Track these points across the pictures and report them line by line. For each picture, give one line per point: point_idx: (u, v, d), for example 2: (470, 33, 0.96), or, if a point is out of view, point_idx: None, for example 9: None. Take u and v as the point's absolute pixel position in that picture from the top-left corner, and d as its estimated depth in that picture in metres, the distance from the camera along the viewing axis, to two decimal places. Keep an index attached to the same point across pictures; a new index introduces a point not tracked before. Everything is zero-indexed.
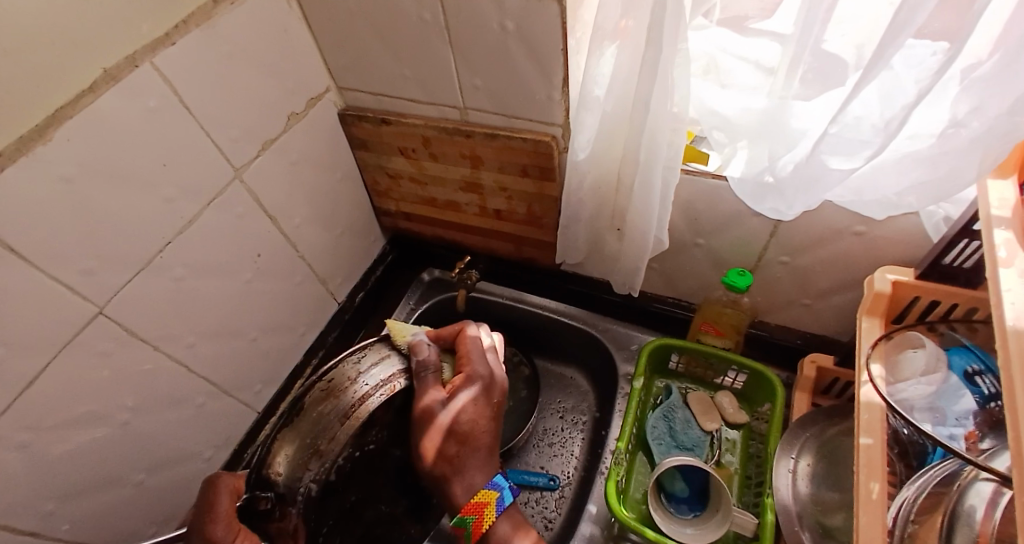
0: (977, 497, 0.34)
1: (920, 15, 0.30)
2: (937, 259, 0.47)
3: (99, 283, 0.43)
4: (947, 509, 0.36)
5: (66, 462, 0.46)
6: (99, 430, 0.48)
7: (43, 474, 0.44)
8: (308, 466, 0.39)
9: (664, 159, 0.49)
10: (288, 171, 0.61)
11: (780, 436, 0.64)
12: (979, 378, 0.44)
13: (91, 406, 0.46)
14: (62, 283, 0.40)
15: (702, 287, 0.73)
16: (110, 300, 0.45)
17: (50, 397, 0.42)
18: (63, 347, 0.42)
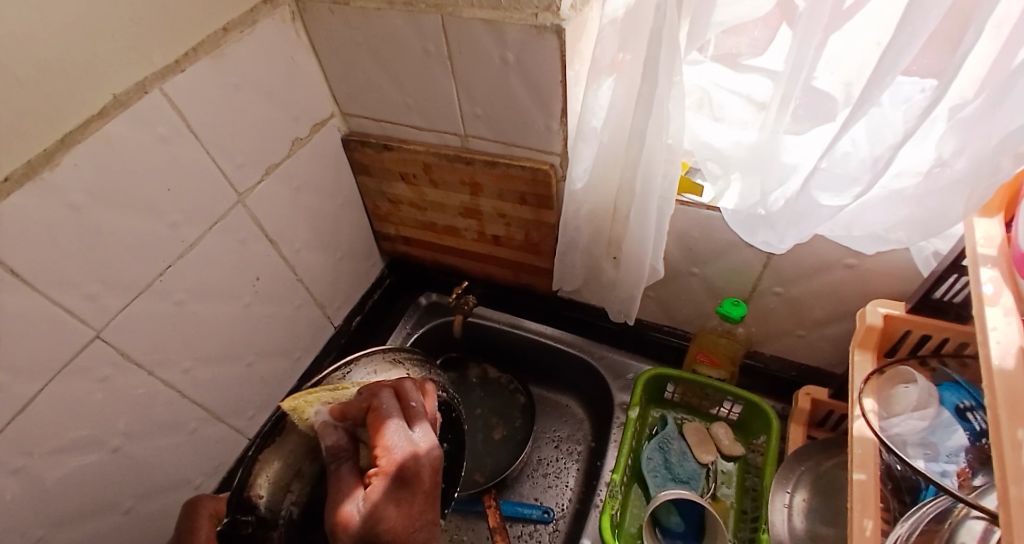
0: (970, 535, 0.35)
1: (903, 58, 0.32)
2: (928, 293, 0.48)
3: (100, 307, 0.43)
4: None
5: (57, 491, 0.45)
6: (91, 456, 0.47)
7: (33, 503, 0.43)
8: (291, 487, 0.42)
9: (659, 190, 0.50)
10: (290, 194, 0.61)
11: (774, 469, 0.63)
12: (971, 414, 0.44)
13: (85, 432, 0.45)
14: (62, 306, 0.40)
15: (698, 317, 0.73)
16: (108, 323, 0.45)
17: (44, 421, 0.42)
18: (60, 372, 0.42)
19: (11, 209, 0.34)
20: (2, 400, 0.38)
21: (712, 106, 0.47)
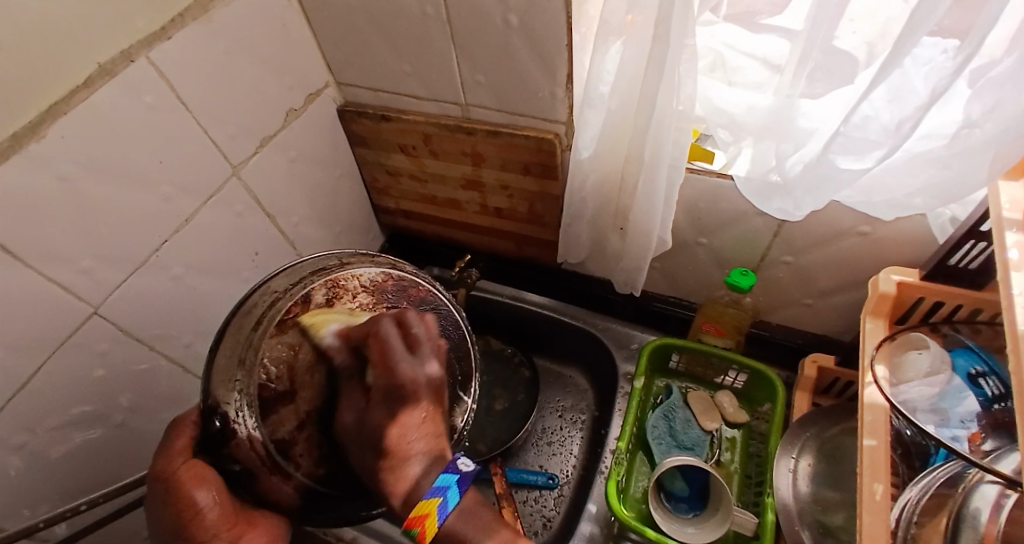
0: (983, 500, 0.35)
1: (932, 18, 0.30)
2: (943, 260, 0.47)
3: (97, 283, 0.42)
4: (953, 510, 0.36)
5: (63, 466, 0.44)
6: (96, 431, 0.46)
7: (42, 477, 0.42)
8: (237, 377, 0.33)
9: (668, 159, 0.49)
10: (286, 166, 0.59)
11: (780, 436, 0.64)
12: (982, 380, 0.44)
13: (88, 407, 0.45)
14: (59, 283, 0.39)
15: (704, 288, 0.73)
16: (105, 299, 0.43)
17: (47, 395, 0.40)
18: (59, 347, 0.40)
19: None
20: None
21: (726, 69, 0.45)
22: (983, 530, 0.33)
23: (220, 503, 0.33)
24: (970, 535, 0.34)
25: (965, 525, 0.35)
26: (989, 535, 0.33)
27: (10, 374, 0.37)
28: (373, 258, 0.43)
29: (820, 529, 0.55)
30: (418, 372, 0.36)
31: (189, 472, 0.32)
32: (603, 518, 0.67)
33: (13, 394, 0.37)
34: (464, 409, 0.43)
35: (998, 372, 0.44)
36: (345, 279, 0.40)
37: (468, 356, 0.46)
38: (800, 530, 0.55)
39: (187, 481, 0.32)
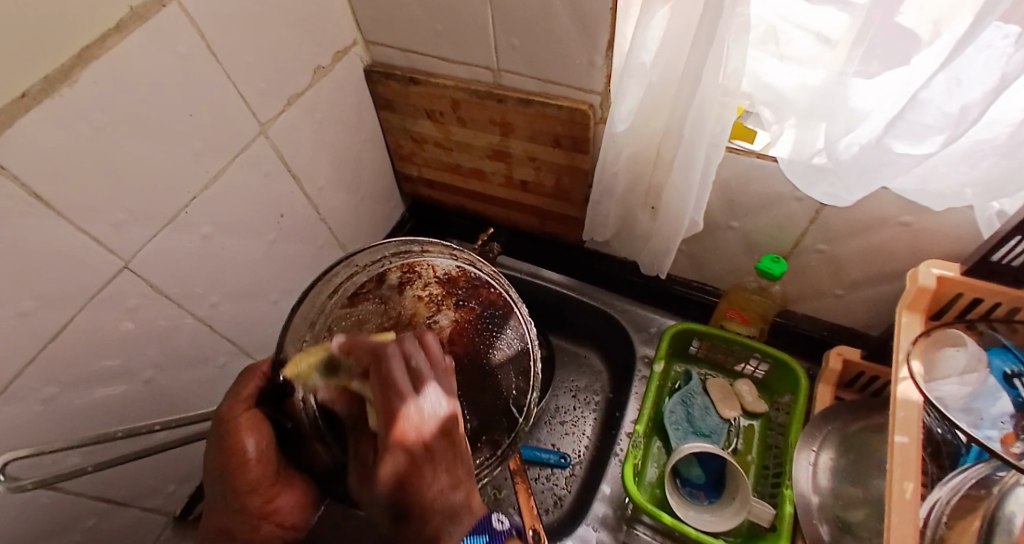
0: (1019, 503, 0.34)
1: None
2: (987, 255, 0.44)
3: (128, 236, 0.42)
4: (987, 514, 0.36)
5: (93, 415, 0.45)
6: (121, 385, 0.46)
7: (70, 426, 0.43)
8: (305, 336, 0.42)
9: (709, 137, 0.47)
10: (311, 127, 0.58)
11: (801, 427, 0.63)
12: (1017, 381, 0.43)
13: (116, 360, 0.45)
14: (90, 235, 0.38)
15: (731, 273, 0.71)
16: (136, 253, 0.43)
17: (78, 348, 0.41)
18: (87, 302, 0.40)
19: (32, 132, 0.32)
20: (29, 327, 0.36)
21: (777, 43, 0.42)
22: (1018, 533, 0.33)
23: (265, 452, 0.37)
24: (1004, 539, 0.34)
25: (998, 528, 0.34)
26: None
27: (40, 325, 0.37)
28: (453, 252, 0.49)
29: (839, 525, 0.55)
30: (418, 417, 0.31)
31: (247, 420, 0.36)
32: (616, 500, 0.68)
33: (45, 344, 0.38)
34: (520, 427, 0.44)
35: None
36: (420, 267, 0.48)
37: (530, 374, 0.45)
38: (818, 524, 0.56)
39: (239, 431, 0.36)
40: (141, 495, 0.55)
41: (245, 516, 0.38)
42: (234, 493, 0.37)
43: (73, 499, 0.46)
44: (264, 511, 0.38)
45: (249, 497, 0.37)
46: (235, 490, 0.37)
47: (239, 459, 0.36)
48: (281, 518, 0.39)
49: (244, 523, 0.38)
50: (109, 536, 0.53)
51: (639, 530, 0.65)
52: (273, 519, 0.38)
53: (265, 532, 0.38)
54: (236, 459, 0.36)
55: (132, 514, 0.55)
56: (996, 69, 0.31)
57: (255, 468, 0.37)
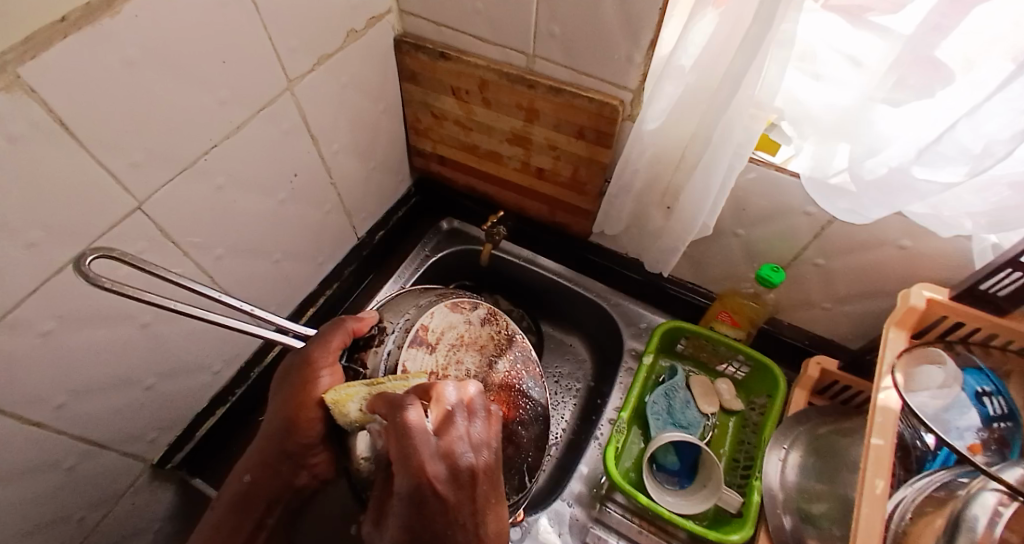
0: (981, 507, 0.36)
1: None
2: (973, 283, 0.48)
3: (145, 177, 0.41)
4: (953, 513, 0.37)
5: (89, 353, 0.45)
6: (121, 328, 0.47)
7: (67, 362, 0.43)
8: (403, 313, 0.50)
9: (734, 146, 0.48)
10: (336, 90, 0.57)
11: (775, 427, 0.67)
12: (987, 399, 0.47)
13: (115, 302, 0.45)
14: (109, 171, 0.38)
15: (728, 278, 0.74)
16: (151, 196, 0.43)
17: (81, 284, 0.40)
18: (99, 238, 0.40)
19: (65, 60, 0.31)
20: (40, 258, 0.36)
21: (815, 63, 0.44)
22: (979, 535, 0.35)
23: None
24: (964, 540, 0.35)
25: (962, 527, 0.36)
26: (984, 542, 0.34)
27: (42, 257, 0.36)
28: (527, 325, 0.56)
29: (801, 515, 0.59)
30: (419, 423, 0.34)
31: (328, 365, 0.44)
32: (592, 479, 0.70)
33: (48, 276, 0.37)
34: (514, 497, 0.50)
35: (1003, 392, 0.47)
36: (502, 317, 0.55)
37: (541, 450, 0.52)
38: (782, 515, 0.60)
39: (315, 364, 0.44)
40: (125, 440, 0.56)
41: (292, 459, 0.45)
42: (289, 434, 0.44)
43: (58, 437, 0.47)
44: (308, 462, 0.46)
45: (300, 440, 0.44)
46: (289, 427, 0.44)
47: (308, 395, 0.43)
48: (317, 470, 0.47)
49: (291, 467, 0.46)
50: (92, 475, 0.54)
51: (610, 508, 0.68)
52: (311, 469, 0.47)
53: (302, 485, 0.47)
54: (308, 396, 0.43)
55: (113, 457, 0.56)
56: (1018, 116, 0.34)
57: (313, 407, 0.44)
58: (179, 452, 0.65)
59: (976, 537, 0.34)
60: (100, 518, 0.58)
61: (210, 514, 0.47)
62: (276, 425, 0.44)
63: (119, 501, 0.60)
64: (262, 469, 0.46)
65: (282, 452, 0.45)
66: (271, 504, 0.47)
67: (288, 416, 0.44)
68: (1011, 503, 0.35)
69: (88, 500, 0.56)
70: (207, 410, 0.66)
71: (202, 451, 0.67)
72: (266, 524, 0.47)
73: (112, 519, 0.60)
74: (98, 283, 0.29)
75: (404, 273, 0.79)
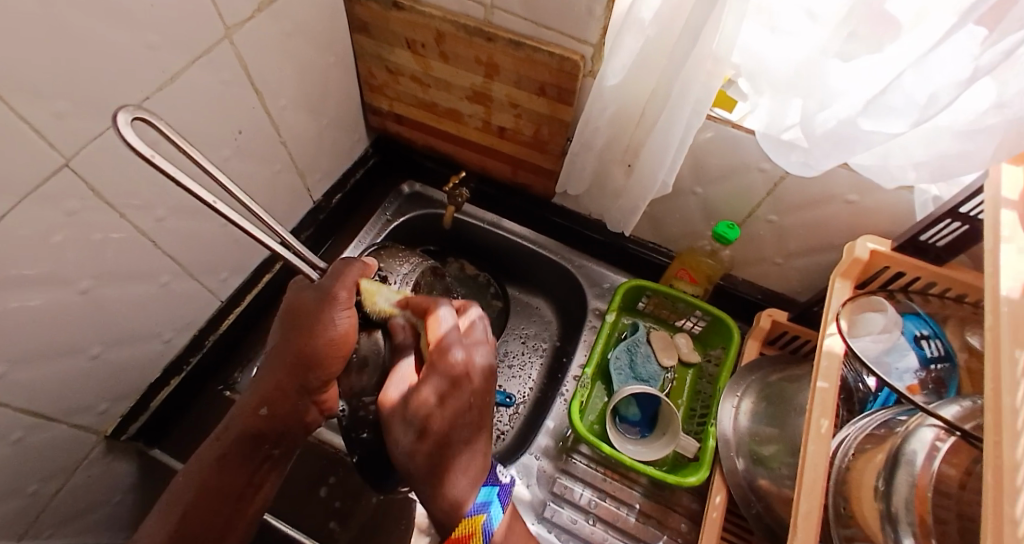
0: (920, 442, 0.38)
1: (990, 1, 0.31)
2: (916, 235, 0.51)
3: (70, 130, 0.38)
4: (893, 448, 0.40)
5: (28, 321, 0.43)
6: (57, 295, 0.44)
7: (1, 333, 0.41)
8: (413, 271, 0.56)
9: (694, 102, 0.48)
10: (281, 40, 0.54)
11: (729, 376, 0.71)
12: (925, 342, 0.50)
13: (50, 266, 0.42)
14: (31, 125, 0.35)
15: (687, 236, 0.75)
16: (77, 152, 0.40)
17: (6, 249, 0.38)
18: (27, 197, 0.37)
19: None
20: None
21: (771, 16, 0.43)
22: (917, 471, 0.37)
23: (350, 334, 0.45)
24: (904, 473, 0.38)
25: (901, 462, 0.38)
26: (922, 478, 0.37)
27: None
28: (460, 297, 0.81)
29: (752, 457, 0.61)
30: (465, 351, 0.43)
31: (346, 299, 0.44)
32: (558, 433, 0.73)
33: None
34: None
35: (939, 335, 0.50)
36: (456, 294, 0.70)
37: None
38: (734, 458, 0.63)
39: (336, 304, 0.44)
40: (74, 412, 0.54)
41: (306, 395, 0.46)
42: (310, 371, 0.45)
43: (2, 411, 0.45)
44: (319, 400, 0.48)
45: (319, 374, 0.45)
46: (311, 363, 0.45)
47: (330, 336, 0.44)
48: (326, 406, 0.49)
49: (305, 403, 0.47)
50: (40, 449, 0.51)
51: (576, 459, 0.71)
52: (320, 406, 0.48)
53: (311, 421, 0.48)
54: (332, 336, 0.44)
55: (63, 429, 0.53)
56: (966, 64, 0.35)
57: (340, 345, 0.44)
58: (134, 423, 0.63)
59: (915, 472, 0.37)
60: (53, 493, 0.56)
61: (213, 444, 0.46)
62: (294, 359, 0.45)
63: (74, 474, 0.58)
64: (279, 404, 0.46)
65: (295, 387, 0.45)
66: (282, 437, 0.48)
67: (310, 353, 0.44)
68: (947, 437, 0.38)
69: (39, 472, 0.53)
70: (161, 380, 0.64)
71: (157, 421, 0.66)
72: (273, 454, 0.48)
73: (68, 493, 0.58)
74: (142, 152, 0.28)
75: (366, 236, 0.78)
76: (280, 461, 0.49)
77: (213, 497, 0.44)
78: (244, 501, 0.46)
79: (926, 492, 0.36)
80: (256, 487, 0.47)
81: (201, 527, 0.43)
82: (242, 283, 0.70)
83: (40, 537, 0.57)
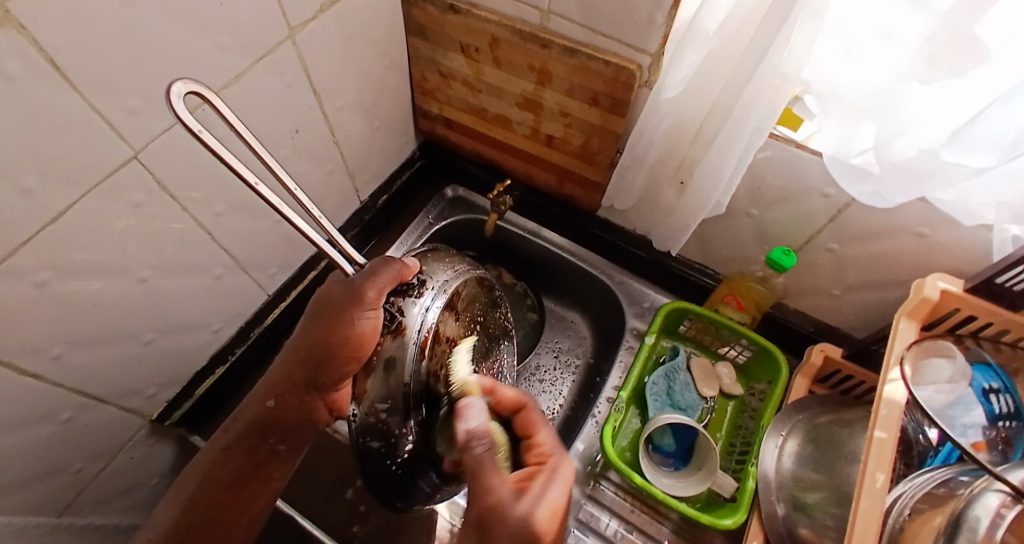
0: (983, 508, 0.35)
1: None
2: (991, 277, 0.46)
3: (140, 124, 0.40)
4: (954, 511, 0.36)
5: (90, 305, 0.44)
6: (118, 282, 0.46)
7: (64, 315, 0.42)
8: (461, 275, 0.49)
9: (756, 119, 0.45)
10: (340, 42, 0.55)
11: (774, 413, 0.66)
12: (994, 396, 0.47)
13: (114, 254, 0.44)
14: (103, 117, 0.37)
15: (737, 260, 0.72)
16: (147, 146, 0.41)
17: (74, 235, 0.39)
18: (97, 185, 0.39)
19: None
20: (35, 204, 0.35)
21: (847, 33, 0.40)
22: (980, 541, 0.33)
23: (371, 336, 0.42)
24: (964, 541, 0.34)
25: (962, 528, 0.35)
26: None
27: (47, 202, 0.36)
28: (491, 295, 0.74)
29: (794, 504, 0.58)
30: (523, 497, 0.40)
31: (372, 298, 0.42)
32: (587, 457, 0.70)
33: (45, 225, 0.37)
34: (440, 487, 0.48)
35: (1009, 390, 0.47)
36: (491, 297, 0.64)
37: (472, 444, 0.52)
38: (774, 502, 0.59)
39: (362, 302, 0.42)
40: (123, 396, 0.55)
41: (316, 392, 0.47)
42: (320, 368, 0.45)
43: (53, 390, 0.46)
44: (329, 398, 0.47)
45: (331, 372, 0.44)
46: (324, 359, 0.44)
47: (349, 333, 0.42)
48: (335, 406, 0.48)
49: (313, 399, 0.47)
50: (88, 429, 0.53)
51: (604, 485, 0.68)
52: (330, 405, 0.48)
53: (319, 419, 0.48)
54: (353, 335, 0.42)
55: (111, 411, 0.55)
56: None
57: (357, 345, 0.42)
58: (177, 409, 0.64)
59: None
60: (99, 472, 0.58)
61: (222, 434, 0.47)
62: (308, 351, 0.45)
63: (118, 454, 0.59)
64: (285, 396, 0.47)
65: (306, 383, 0.46)
66: (288, 433, 0.48)
67: (327, 348, 0.43)
68: (1014, 505, 0.34)
69: (86, 450, 0.54)
70: (206, 369, 0.66)
71: (198, 410, 0.67)
72: (279, 450, 0.48)
73: (111, 473, 0.60)
74: (190, 126, 0.26)
75: (406, 240, 0.79)
76: (287, 456, 0.49)
77: (218, 484, 0.46)
78: (249, 491, 0.47)
79: None
80: (262, 480, 0.48)
81: (206, 510, 0.45)
82: (288, 279, 0.71)
83: (79, 514, 0.58)
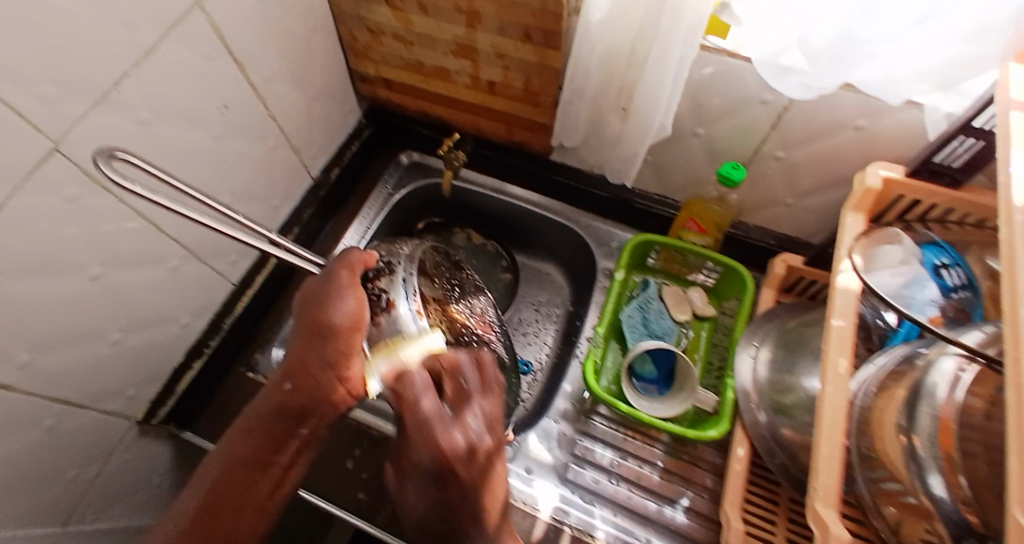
0: (941, 374, 0.37)
1: None
2: (930, 156, 0.49)
3: (56, 112, 0.38)
4: (916, 381, 0.38)
5: (46, 309, 0.44)
6: (69, 280, 0.45)
7: (17, 320, 0.41)
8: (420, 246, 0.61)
9: (685, 31, 0.45)
10: (255, 5, 0.52)
11: (744, 325, 0.69)
12: (945, 271, 0.48)
13: (54, 250, 0.42)
14: (17, 110, 0.35)
15: (692, 183, 0.73)
16: (67, 135, 0.40)
17: (13, 236, 0.38)
18: (27, 180, 0.37)
19: None
20: None
21: None
22: (940, 403, 0.35)
23: (360, 312, 0.45)
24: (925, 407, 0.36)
25: (923, 396, 0.36)
26: (945, 411, 0.34)
27: None
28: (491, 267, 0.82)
29: (773, 408, 0.60)
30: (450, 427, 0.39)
31: (348, 281, 0.47)
32: (576, 396, 0.73)
33: None
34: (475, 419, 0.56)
35: (959, 263, 0.48)
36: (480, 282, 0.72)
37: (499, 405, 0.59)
38: (756, 410, 0.61)
39: (345, 286, 0.46)
40: (99, 398, 0.55)
41: (330, 369, 0.44)
42: (328, 343, 0.44)
43: (29, 400, 0.46)
44: (346, 376, 0.45)
45: (337, 344, 0.44)
46: (325, 335, 0.44)
47: (336, 313, 0.45)
48: (352, 387, 0.45)
49: (328, 376, 0.44)
50: (73, 434, 0.53)
51: (595, 420, 0.71)
52: (347, 385, 0.45)
53: (338, 401, 0.45)
54: (339, 316, 0.45)
55: (91, 416, 0.55)
56: None
57: (351, 322, 0.45)
58: (163, 408, 0.65)
59: (937, 405, 0.35)
60: (93, 477, 0.58)
61: (239, 422, 0.44)
62: (310, 332, 0.45)
63: (110, 457, 0.60)
64: (303, 377, 0.44)
65: (314, 360, 0.44)
66: (308, 415, 0.44)
67: (322, 326, 0.44)
68: (970, 366, 0.36)
69: (76, 456, 0.55)
70: (184, 363, 0.66)
71: (186, 406, 0.67)
72: (299, 434, 0.44)
73: (106, 476, 0.60)
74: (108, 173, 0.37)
75: (367, 214, 0.79)
76: (309, 442, 0.45)
77: (235, 468, 0.41)
78: (269, 478, 0.42)
79: (949, 423, 0.34)
80: (281, 465, 0.43)
81: (234, 496, 0.40)
82: (251, 266, 0.70)
83: (83, 521, 0.59)
